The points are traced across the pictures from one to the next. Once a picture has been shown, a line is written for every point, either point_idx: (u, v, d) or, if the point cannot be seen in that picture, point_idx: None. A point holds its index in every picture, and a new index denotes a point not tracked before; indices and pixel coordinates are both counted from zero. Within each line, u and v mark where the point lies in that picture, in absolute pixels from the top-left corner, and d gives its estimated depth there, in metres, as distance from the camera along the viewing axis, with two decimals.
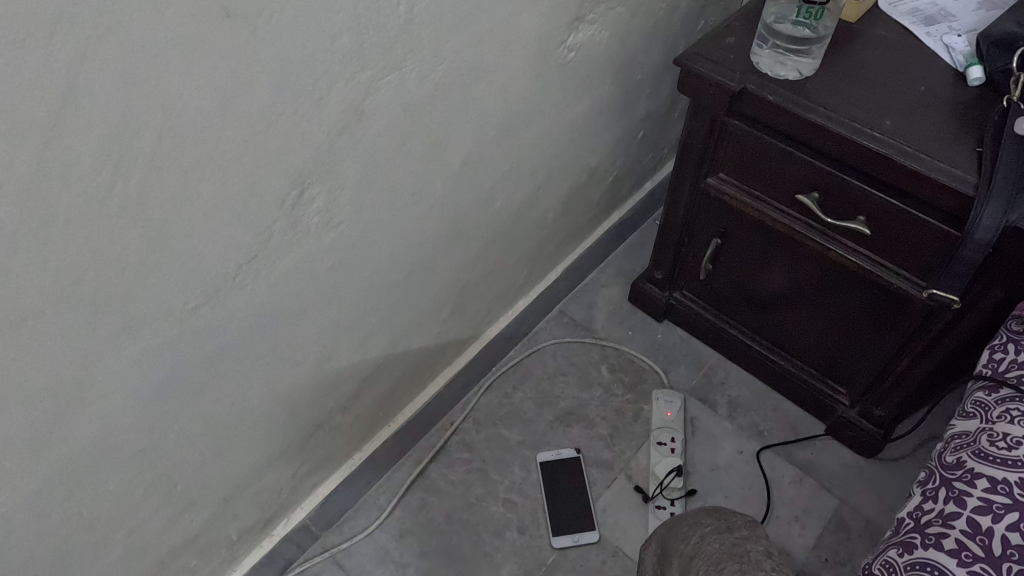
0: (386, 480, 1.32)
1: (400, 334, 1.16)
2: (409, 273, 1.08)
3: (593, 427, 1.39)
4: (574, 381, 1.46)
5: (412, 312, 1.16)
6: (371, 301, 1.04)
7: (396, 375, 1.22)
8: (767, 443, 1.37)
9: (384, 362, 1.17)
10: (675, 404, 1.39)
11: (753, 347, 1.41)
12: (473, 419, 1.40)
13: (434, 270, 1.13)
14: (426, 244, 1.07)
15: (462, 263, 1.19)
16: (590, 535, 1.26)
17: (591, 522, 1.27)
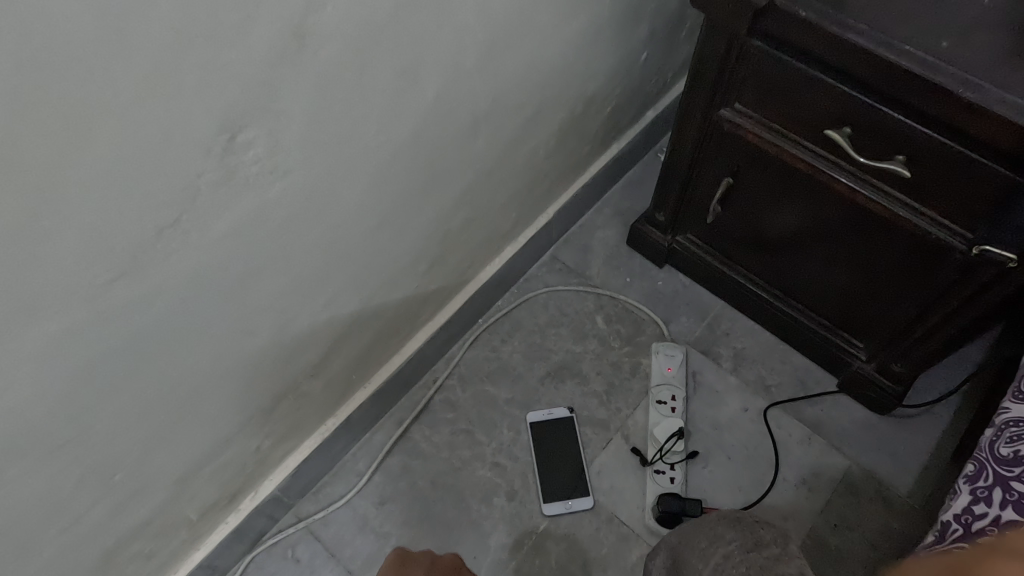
0: (364, 444, 1.23)
1: (372, 290, 1.03)
2: (379, 223, 0.94)
3: (588, 383, 1.29)
4: (567, 333, 1.34)
5: (386, 267, 1.03)
6: (336, 257, 0.90)
7: (371, 334, 1.10)
8: (774, 399, 1.27)
9: (356, 322, 1.05)
10: (676, 359, 1.29)
11: (763, 295, 1.29)
12: (459, 375, 1.30)
13: (409, 219, 0.99)
14: (396, 190, 0.92)
15: (442, 209, 1.05)
16: (584, 502, 1.18)
17: (585, 487, 1.19)
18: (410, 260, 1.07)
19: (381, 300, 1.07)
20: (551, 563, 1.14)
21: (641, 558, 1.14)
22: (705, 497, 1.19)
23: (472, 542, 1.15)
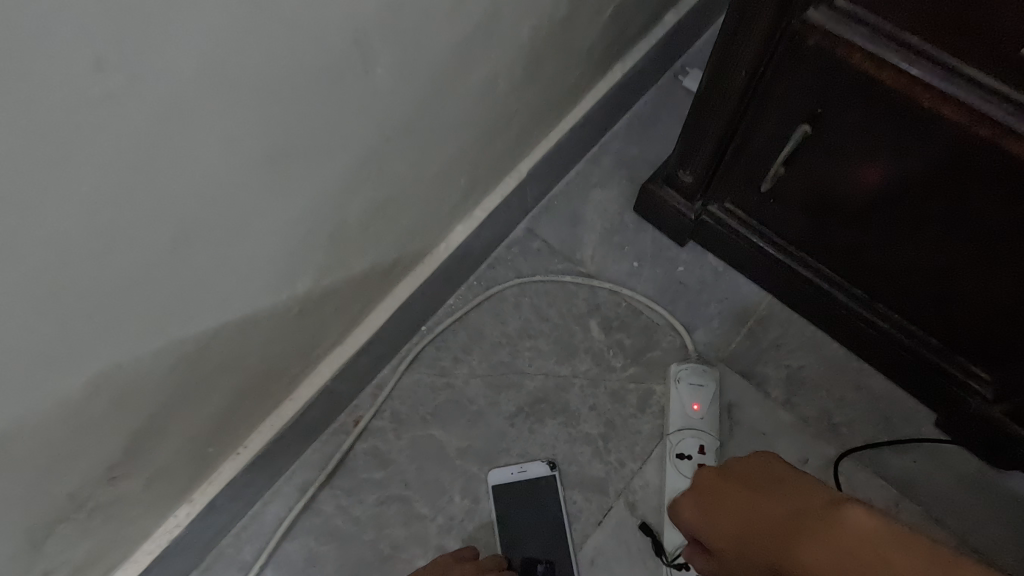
0: (253, 522, 0.86)
1: (220, 338, 0.61)
2: (188, 242, 0.50)
3: (577, 424, 0.90)
4: (548, 348, 0.94)
5: (234, 302, 0.59)
6: (105, 319, 0.47)
7: (235, 389, 0.70)
8: (846, 446, 0.88)
9: (202, 386, 0.64)
10: (706, 389, 0.88)
11: (836, 300, 0.87)
12: (390, 414, 0.91)
13: (260, 222, 0.55)
14: (213, 181, 0.48)
15: (329, 196, 0.61)
16: None
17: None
18: (282, 280, 0.64)
19: (241, 345, 0.65)
20: None
21: None
22: None
23: None
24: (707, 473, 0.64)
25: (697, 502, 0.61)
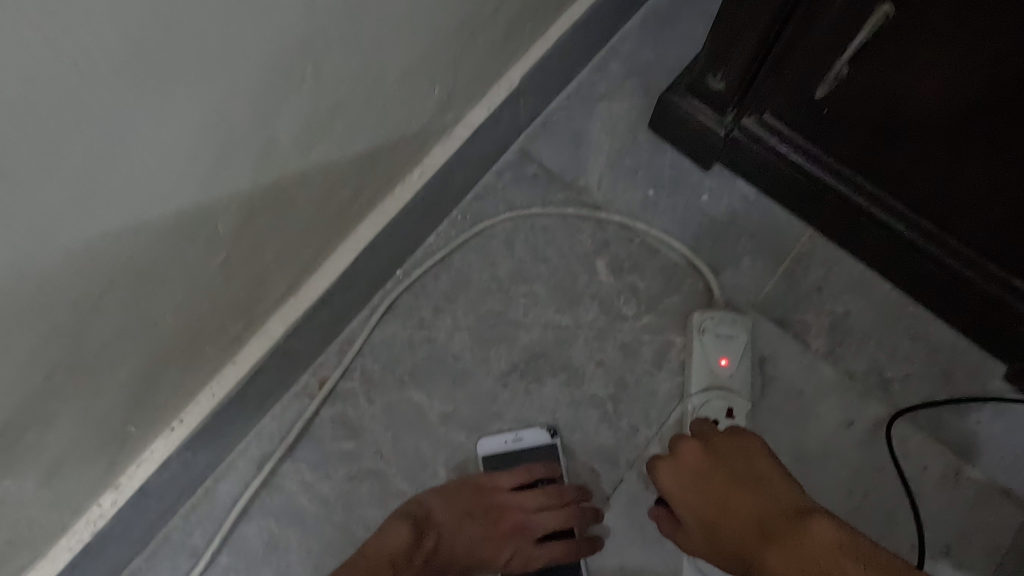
0: (203, 502, 0.73)
1: (115, 303, 0.46)
2: (21, 173, 0.34)
3: (582, 384, 0.77)
4: (547, 294, 0.80)
5: (126, 256, 0.44)
6: None
7: (156, 362, 0.55)
8: (900, 406, 0.75)
9: (101, 363, 0.49)
10: (736, 342, 0.74)
11: (906, 239, 0.71)
12: (361, 374, 0.77)
13: (143, 147, 0.39)
14: (35, 80, 0.32)
15: (250, 108, 0.45)
16: None
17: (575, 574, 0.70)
18: (196, 223, 0.48)
19: (150, 309, 0.50)
20: None
21: None
22: None
23: None
24: (690, 443, 0.67)
25: (681, 476, 0.66)
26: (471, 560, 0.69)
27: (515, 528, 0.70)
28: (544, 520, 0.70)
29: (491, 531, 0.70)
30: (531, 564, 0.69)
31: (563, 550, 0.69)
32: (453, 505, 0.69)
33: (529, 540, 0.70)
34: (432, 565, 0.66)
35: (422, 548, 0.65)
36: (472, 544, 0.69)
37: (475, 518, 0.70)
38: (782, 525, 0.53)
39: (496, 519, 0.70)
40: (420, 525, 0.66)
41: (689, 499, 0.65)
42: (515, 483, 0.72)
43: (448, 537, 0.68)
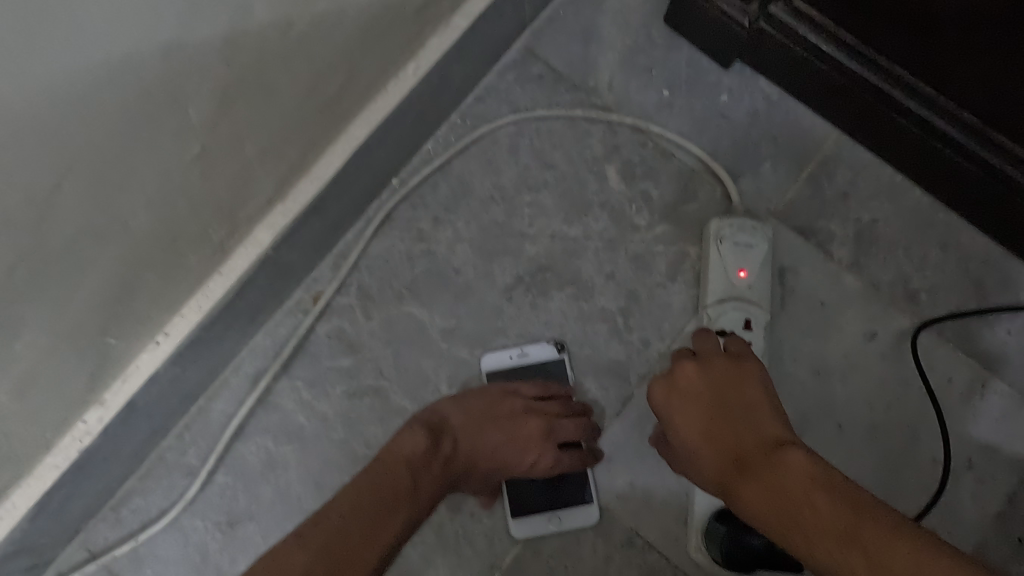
0: (196, 421, 0.70)
1: (73, 193, 0.41)
2: None
3: (591, 297, 0.72)
4: (554, 204, 0.75)
5: (80, 140, 0.39)
6: None
7: (133, 269, 0.51)
8: (926, 317, 0.71)
9: (68, 266, 0.45)
10: (756, 250, 0.69)
11: (950, 141, 0.65)
12: (358, 288, 0.73)
13: (81, 36, 0.35)
14: None
15: None
16: (586, 512, 0.68)
17: (585, 486, 0.68)
18: (163, 108, 0.42)
19: (118, 206, 0.45)
20: None
21: None
22: None
23: None
24: (686, 363, 0.63)
25: (670, 394, 0.62)
26: (489, 466, 0.66)
27: (542, 433, 0.66)
28: (562, 426, 0.67)
29: (509, 437, 0.67)
30: (552, 469, 0.66)
31: (576, 458, 0.67)
32: (470, 410, 0.67)
33: (550, 446, 0.66)
34: (451, 470, 0.64)
35: (439, 454, 0.63)
36: (489, 450, 0.66)
37: (497, 422, 0.67)
38: (780, 467, 0.51)
39: (515, 425, 0.67)
40: (435, 432, 0.64)
41: (677, 419, 0.60)
42: (535, 390, 0.69)
43: (467, 443, 0.65)
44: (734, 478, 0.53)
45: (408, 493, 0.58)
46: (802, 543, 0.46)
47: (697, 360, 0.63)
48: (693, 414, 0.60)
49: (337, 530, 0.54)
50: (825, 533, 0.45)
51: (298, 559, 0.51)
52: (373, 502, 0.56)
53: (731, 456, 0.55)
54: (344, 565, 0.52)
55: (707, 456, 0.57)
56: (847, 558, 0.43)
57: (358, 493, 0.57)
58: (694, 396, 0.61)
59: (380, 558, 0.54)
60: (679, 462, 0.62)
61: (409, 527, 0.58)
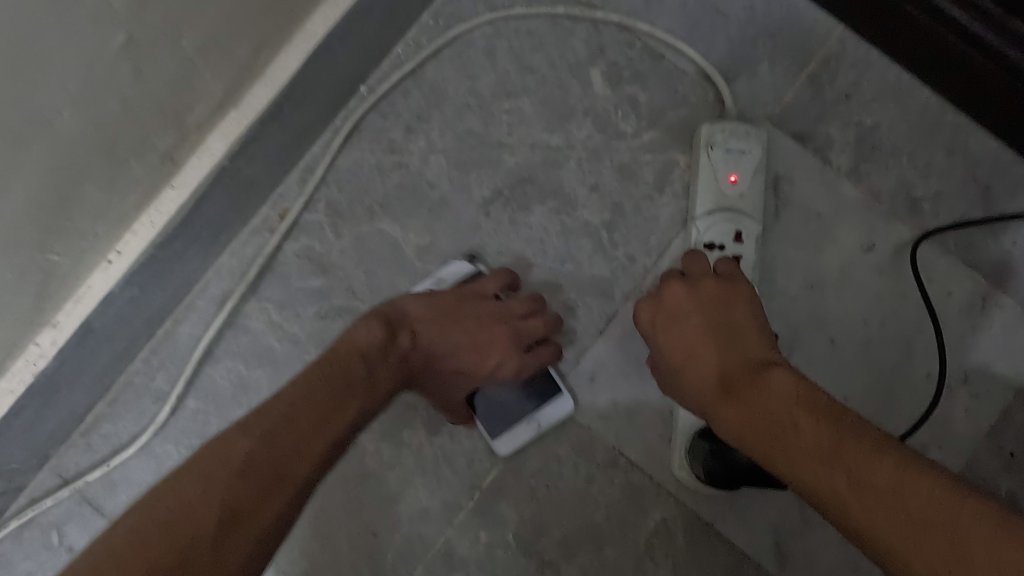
0: (163, 345, 0.68)
1: None
2: None
3: (574, 211, 0.68)
4: (534, 111, 0.69)
5: None
6: None
7: (66, 178, 0.47)
8: (928, 228, 0.67)
9: None
10: (748, 158, 0.64)
11: (967, 34, 0.60)
12: (326, 204, 0.69)
13: None
14: None
15: None
16: (562, 406, 0.65)
17: (552, 382, 0.65)
18: None
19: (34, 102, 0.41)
20: (508, 542, 0.66)
21: (660, 527, 0.65)
22: None
23: (371, 511, 0.67)
24: (675, 286, 0.60)
25: (657, 318, 0.59)
26: (449, 367, 0.63)
27: (508, 337, 0.63)
28: (526, 325, 0.63)
29: (471, 337, 0.63)
30: (514, 370, 0.63)
31: (543, 357, 0.63)
32: (432, 307, 0.62)
33: (515, 346, 0.63)
34: (409, 365, 0.60)
35: (397, 347, 0.59)
36: (450, 349, 0.63)
37: (458, 318, 0.63)
38: (763, 391, 0.48)
39: (477, 324, 0.63)
40: (392, 324, 0.60)
41: (662, 343, 0.58)
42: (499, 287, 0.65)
43: (427, 339, 0.61)
44: (715, 401, 0.51)
45: (362, 384, 0.54)
46: (783, 464, 0.44)
47: (686, 282, 0.60)
48: (677, 337, 0.57)
49: (283, 418, 0.49)
50: (804, 453, 0.43)
51: (241, 447, 0.47)
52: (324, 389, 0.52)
53: (715, 379, 0.52)
54: (289, 454, 0.48)
55: (690, 380, 0.54)
56: (827, 479, 0.41)
57: (310, 380, 0.53)
58: (680, 320, 0.58)
59: (330, 447, 0.50)
60: (663, 386, 0.59)
61: (364, 412, 0.54)
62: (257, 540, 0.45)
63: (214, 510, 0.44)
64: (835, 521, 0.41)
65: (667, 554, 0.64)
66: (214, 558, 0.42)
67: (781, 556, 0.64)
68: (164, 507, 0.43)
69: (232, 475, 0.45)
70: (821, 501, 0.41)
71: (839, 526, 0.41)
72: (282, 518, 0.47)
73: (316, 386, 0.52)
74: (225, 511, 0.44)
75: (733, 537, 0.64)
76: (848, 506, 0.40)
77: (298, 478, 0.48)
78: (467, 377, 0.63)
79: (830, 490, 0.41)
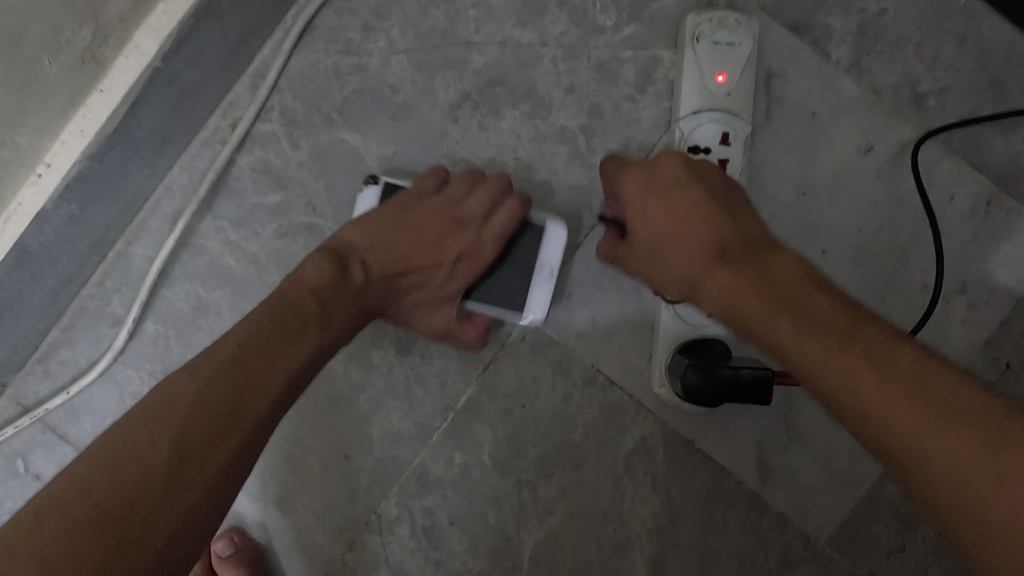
0: (116, 268, 0.64)
1: None
2: None
3: (548, 116, 0.63)
4: (503, 4, 0.63)
5: None
6: None
7: None
8: (931, 126, 0.62)
9: None
10: (737, 51, 0.59)
11: None
12: (281, 113, 0.64)
13: None
14: None
15: None
16: (558, 236, 0.59)
17: (535, 235, 0.60)
18: None
19: None
20: (484, 463, 0.64)
21: (640, 446, 0.63)
22: None
23: (344, 433, 0.65)
24: (672, 157, 0.52)
25: (648, 185, 0.51)
26: (416, 278, 0.59)
27: (454, 222, 0.59)
28: (474, 204, 0.58)
29: (424, 241, 0.59)
30: (482, 251, 0.59)
31: (505, 223, 0.58)
32: (372, 230, 0.57)
33: (469, 229, 0.59)
34: (369, 296, 0.56)
35: (351, 281, 0.54)
36: (409, 262, 0.59)
37: (403, 232, 0.58)
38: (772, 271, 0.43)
39: (424, 225, 0.59)
40: (339, 257, 0.55)
41: (644, 200, 0.51)
42: (437, 184, 0.60)
43: (378, 266, 0.57)
44: (706, 265, 0.45)
45: (319, 317, 0.50)
46: (784, 331, 0.40)
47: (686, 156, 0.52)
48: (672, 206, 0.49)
49: (233, 355, 0.45)
50: (816, 324, 0.39)
51: (188, 388, 0.43)
52: (276, 324, 0.48)
53: (706, 243, 0.47)
54: (243, 391, 0.44)
55: (675, 242, 0.48)
56: (843, 352, 0.37)
57: (258, 318, 0.48)
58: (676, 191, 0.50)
59: (286, 383, 0.47)
60: (626, 255, 0.53)
61: (324, 348, 0.50)
62: (214, 480, 0.41)
63: (163, 452, 0.40)
64: (833, 396, 0.37)
65: (646, 472, 0.63)
66: (164, 498, 0.39)
67: (763, 472, 0.62)
68: (107, 452, 0.39)
69: (183, 415, 0.41)
70: (823, 373, 0.37)
71: (838, 400, 0.37)
72: (240, 457, 0.43)
73: (268, 323, 0.48)
74: (175, 454, 0.40)
75: (715, 454, 0.62)
76: (862, 379, 0.35)
77: (255, 415, 0.44)
78: (438, 281, 0.59)
79: (844, 360, 0.36)
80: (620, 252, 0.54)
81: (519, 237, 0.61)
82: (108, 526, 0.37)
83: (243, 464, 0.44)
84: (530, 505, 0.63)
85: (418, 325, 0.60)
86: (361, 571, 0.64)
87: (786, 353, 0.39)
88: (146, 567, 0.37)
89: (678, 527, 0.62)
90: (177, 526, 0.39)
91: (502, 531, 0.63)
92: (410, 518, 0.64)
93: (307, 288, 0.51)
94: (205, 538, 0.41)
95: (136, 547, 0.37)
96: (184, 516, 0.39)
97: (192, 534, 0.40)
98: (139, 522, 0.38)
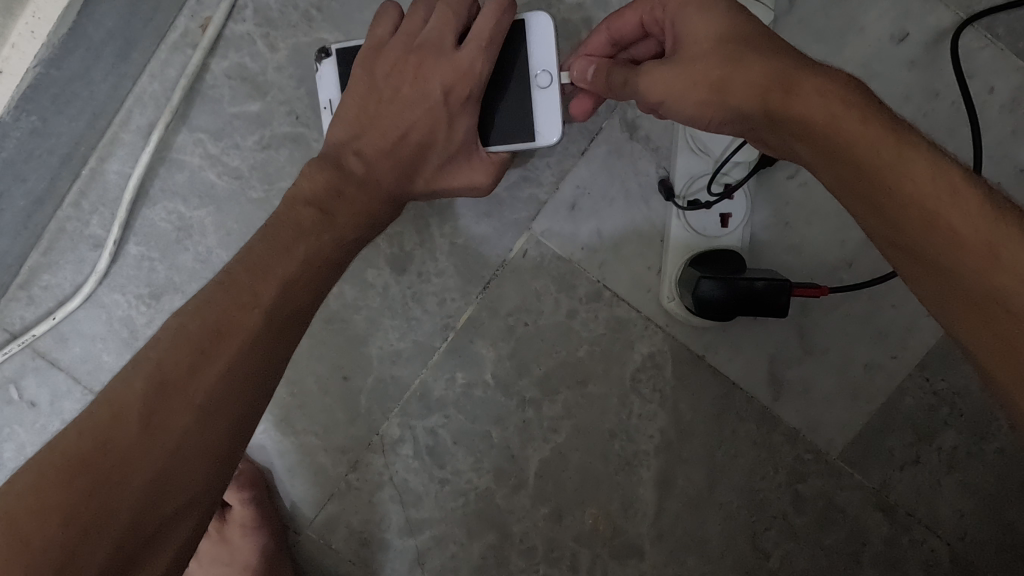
0: (92, 186, 0.61)
1: None
2: None
3: (548, 8, 0.57)
4: None
5: None
6: None
7: None
8: (974, 10, 0.55)
9: None
10: None
11: None
12: (256, 9, 0.58)
13: None
14: None
15: None
16: (546, 27, 0.51)
17: (519, 45, 0.52)
18: None
19: None
20: (487, 382, 0.62)
21: (647, 361, 0.60)
22: (787, 244, 0.59)
23: (341, 354, 0.63)
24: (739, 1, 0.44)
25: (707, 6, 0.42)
26: (420, 136, 0.52)
27: (420, 52, 0.52)
28: (440, 25, 0.52)
29: (406, 93, 0.52)
30: (474, 70, 0.51)
31: (489, 28, 0.50)
32: (353, 109, 0.52)
33: (445, 52, 0.51)
34: (379, 177, 0.51)
35: (354, 176, 0.50)
36: (404, 122, 0.52)
37: (382, 96, 0.52)
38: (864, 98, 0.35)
39: (403, 74, 0.52)
40: (329, 155, 0.51)
41: (714, 23, 0.41)
42: (392, 28, 0.53)
43: (371, 146, 0.52)
44: (803, 87, 0.36)
45: (318, 221, 0.46)
46: (911, 172, 0.31)
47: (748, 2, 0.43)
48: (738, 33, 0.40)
49: (218, 283, 0.41)
50: (928, 161, 0.31)
51: (171, 324, 0.39)
52: (264, 243, 0.44)
53: (803, 68, 0.37)
54: (231, 309, 0.39)
55: (756, 61, 0.38)
56: (953, 188, 0.30)
57: (249, 244, 0.44)
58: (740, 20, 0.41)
59: (283, 295, 0.42)
60: (662, 72, 0.43)
61: (322, 257, 0.45)
62: (205, 405, 0.36)
63: (138, 386, 0.36)
64: (956, 259, 0.30)
65: (655, 388, 0.61)
66: (146, 433, 0.35)
67: (776, 385, 0.60)
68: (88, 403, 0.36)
69: (164, 347, 0.38)
70: (957, 228, 0.30)
71: (961, 268, 0.29)
72: (238, 377, 0.38)
73: (256, 249, 0.44)
74: (152, 384, 0.36)
75: (725, 368, 0.60)
76: (1009, 247, 0.29)
77: (249, 328, 0.39)
78: (449, 126, 0.52)
79: (988, 221, 0.29)
80: (656, 67, 0.43)
81: (506, 50, 0.53)
82: (80, 472, 0.33)
83: (247, 383, 0.38)
84: (535, 423, 0.62)
85: (462, 185, 0.54)
86: (365, 490, 0.63)
87: (899, 192, 0.31)
88: (130, 509, 0.33)
89: (686, 443, 0.61)
90: (165, 460, 0.35)
91: (507, 450, 0.62)
92: (412, 438, 0.63)
93: (304, 201, 0.47)
94: (218, 472, 0.37)
95: (113, 488, 0.33)
96: (173, 445, 0.35)
97: (191, 461, 0.36)
98: (114, 466, 0.34)
